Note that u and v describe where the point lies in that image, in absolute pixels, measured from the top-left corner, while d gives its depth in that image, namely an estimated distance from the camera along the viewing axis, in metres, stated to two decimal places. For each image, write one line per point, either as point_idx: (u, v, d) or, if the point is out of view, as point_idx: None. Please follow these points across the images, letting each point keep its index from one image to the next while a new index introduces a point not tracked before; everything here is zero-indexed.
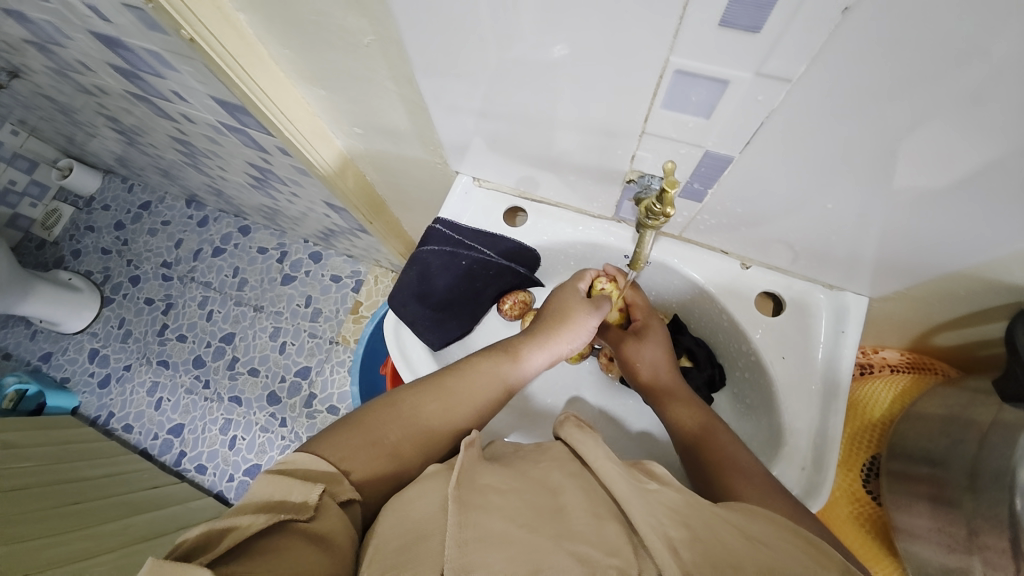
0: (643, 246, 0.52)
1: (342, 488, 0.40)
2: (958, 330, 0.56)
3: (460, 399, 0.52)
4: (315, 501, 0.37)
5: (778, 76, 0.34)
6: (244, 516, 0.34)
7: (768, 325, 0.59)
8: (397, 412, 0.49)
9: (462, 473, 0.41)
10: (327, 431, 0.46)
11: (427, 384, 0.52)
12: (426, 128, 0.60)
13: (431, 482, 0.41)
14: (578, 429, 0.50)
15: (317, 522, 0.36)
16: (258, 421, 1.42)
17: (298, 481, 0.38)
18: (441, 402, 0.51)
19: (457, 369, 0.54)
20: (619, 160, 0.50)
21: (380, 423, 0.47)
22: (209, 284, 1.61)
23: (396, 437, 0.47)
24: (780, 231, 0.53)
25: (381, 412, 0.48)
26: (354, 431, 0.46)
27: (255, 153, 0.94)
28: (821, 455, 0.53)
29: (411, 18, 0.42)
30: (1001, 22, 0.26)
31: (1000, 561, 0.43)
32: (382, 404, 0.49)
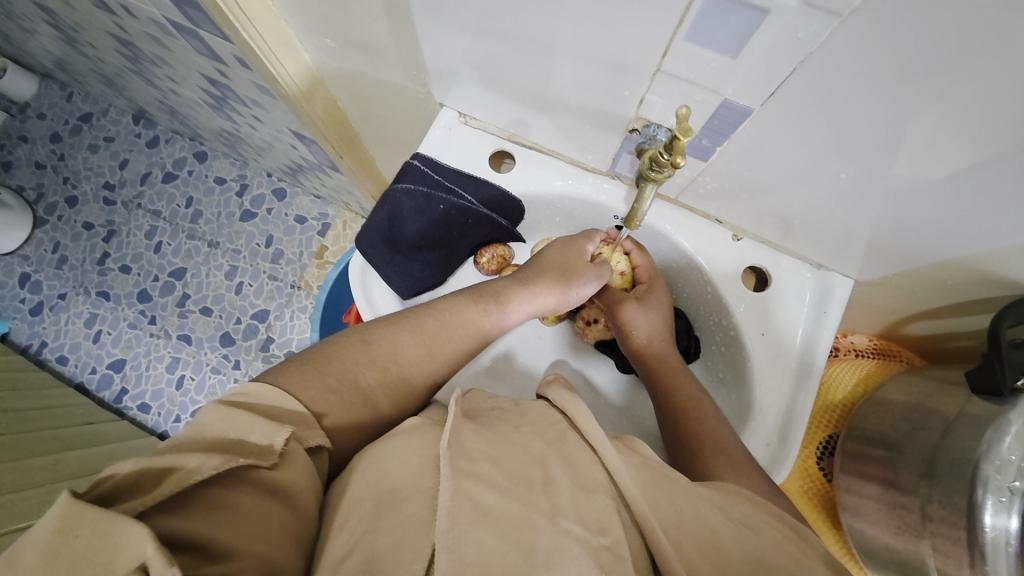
0: (640, 203, 0.48)
1: (311, 433, 0.36)
2: (933, 321, 0.56)
3: (440, 345, 0.48)
4: (280, 447, 0.32)
5: (827, 9, 0.29)
6: (192, 455, 0.30)
7: (751, 300, 0.57)
8: (373, 351, 0.45)
9: (454, 432, 0.38)
10: (291, 365, 0.41)
11: (407, 322, 0.48)
12: (411, 48, 0.53)
13: (416, 438, 0.38)
14: (567, 392, 0.48)
15: (281, 471, 0.32)
16: (209, 362, 1.35)
17: (262, 420, 0.33)
18: (422, 344, 0.47)
19: (439, 313, 0.50)
20: (624, 104, 0.45)
21: (355, 363, 0.43)
22: (158, 213, 1.47)
23: (372, 380, 0.43)
24: (781, 204, 0.51)
25: (354, 349, 0.44)
26: (325, 367, 0.41)
27: (211, 63, 0.83)
28: (787, 431, 0.53)
29: None
30: None
31: (951, 548, 0.44)
32: (359, 340, 0.45)
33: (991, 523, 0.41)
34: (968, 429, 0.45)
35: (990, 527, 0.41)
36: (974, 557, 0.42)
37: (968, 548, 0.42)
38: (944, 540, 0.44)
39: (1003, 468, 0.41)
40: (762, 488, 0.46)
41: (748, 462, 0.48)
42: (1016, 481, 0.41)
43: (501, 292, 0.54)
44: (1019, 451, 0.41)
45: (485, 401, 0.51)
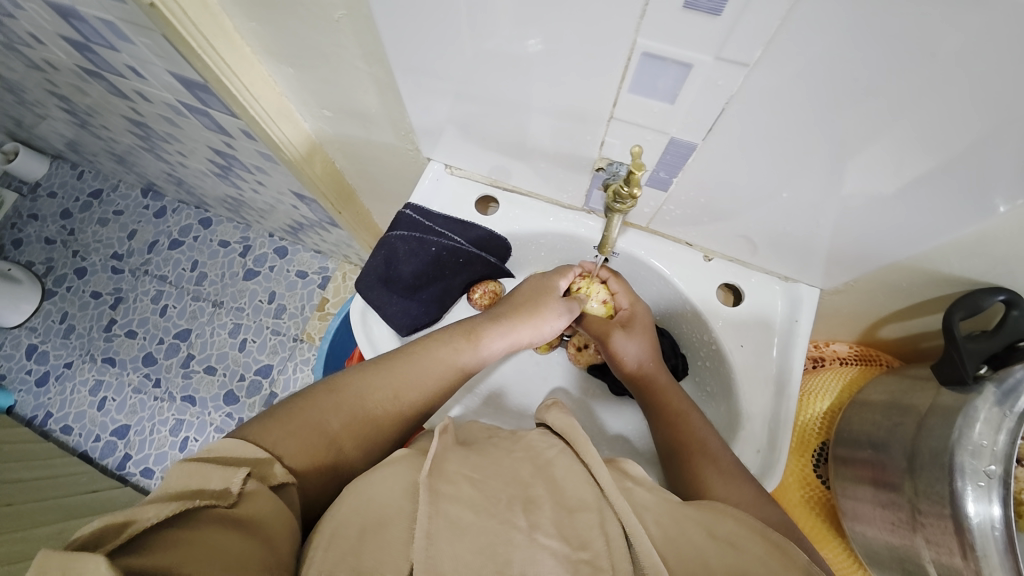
0: (610, 231, 0.53)
1: (274, 472, 0.38)
2: (901, 322, 0.60)
3: (408, 387, 0.51)
4: (237, 488, 0.35)
5: (737, 60, 0.35)
6: (147, 507, 0.31)
7: (727, 315, 0.61)
8: (338, 397, 0.47)
9: (434, 459, 0.40)
10: (258, 416, 0.43)
11: (371, 368, 0.51)
12: (399, 112, 0.59)
13: (401, 465, 0.41)
14: (561, 415, 0.51)
15: (243, 507, 0.34)
16: (213, 422, 1.36)
17: (218, 466, 0.36)
18: (387, 386, 0.50)
19: (408, 354, 0.53)
20: (588, 147, 0.51)
21: (320, 409, 0.46)
22: (165, 278, 1.53)
23: (337, 424, 0.46)
24: (741, 223, 0.55)
25: (322, 397, 0.47)
26: (289, 415, 0.44)
27: (217, 136, 0.91)
28: (775, 437, 0.55)
29: None
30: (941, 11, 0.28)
31: (941, 536, 0.46)
32: (324, 388, 0.48)
33: (975, 509, 0.43)
34: (941, 420, 0.47)
35: (976, 515, 0.43)
36: (964, 544, 0.43)
37: (956, 536, 0.44)
38: (935, 530, 0.46)
39: (977, 452, 0.44)
40: (750, 497, 0.48)
41: (741, 475, 0.50)
42: (992, 465, 0.43)
43: (473, 329, 0.57)
44: (989, 437, 0.44)
45: (482, 430, 0.53)
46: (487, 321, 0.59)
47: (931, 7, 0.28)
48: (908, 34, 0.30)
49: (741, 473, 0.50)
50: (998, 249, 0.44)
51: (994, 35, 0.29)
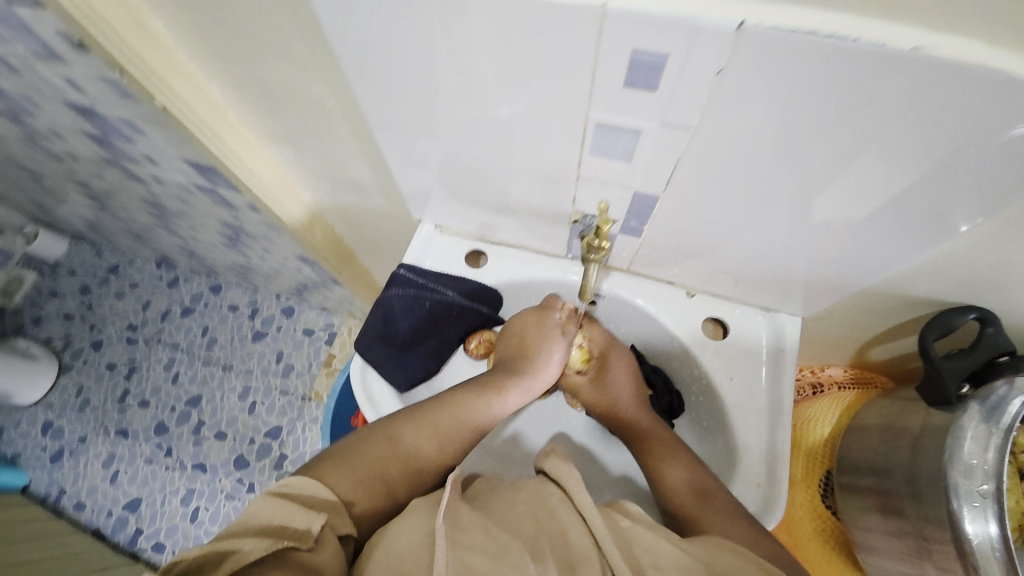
0: (588, 279, 0.56)
1: (341, 522, 0.40)
2: (888, 344, 0.61)
3: (453, 435, 0.53)
4: (316, 532, 0.37)
5: (679, 124, 0.39)
6: (246, 538, 0.35)
7: (715, 349, 0.62)
8: (396, 446, 0.49)
9: (450, 507, 0.41)
10: (325, 460, 0.46)
11: (424, 416, 0.53)
12: (389, 181, 0.64)
13: (417, 515, 0.41)
14: (560, 462, 0.51)
15: (316, 553, 0.36)
16: (224, 489, 1.35)
17: (302, 507, 0.38)
18: (438, 434, 0.52)
19: (453, 402, 0.55)
20: (563, 202, 0.55)
21: (379, 456, 0.48)
22: (176, 345, 1.57)
23: (394, 472, 0.48)
24: (716, 260, 0.58)
25: (378, 444, 0.49)
26: (355, 462, 0.46)
27: (225, 211, 0.97)
28: (773, 470, 0.55)
29: (368, 88, 0.47)
30: (851, 74, 0.32)
31: (949, 563, 0.45)
32: (383, 436, 0.50)
33: (973, 530, 0.43)
34: (932, 440, 0.48)
35: (976, 536, 0.43)
36: (969, 569, 0.43)
37: (961, 561, 0.44)
38: (942, 555, 0.46)
39: (967, 471, 0.44)
40: (745, 537, 0.48)
41: (738, 509, 0.51)
42: (984, 484, 0.43)
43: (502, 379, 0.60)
44: (978, 455, 0.44)
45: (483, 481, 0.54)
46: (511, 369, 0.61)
47: (842, 70, 0.32)
48: (828, 92, 0.34)
49: (739, 509, 0.51)
50: (960, 270, 0.46)
51: (903, 87, 0.32)
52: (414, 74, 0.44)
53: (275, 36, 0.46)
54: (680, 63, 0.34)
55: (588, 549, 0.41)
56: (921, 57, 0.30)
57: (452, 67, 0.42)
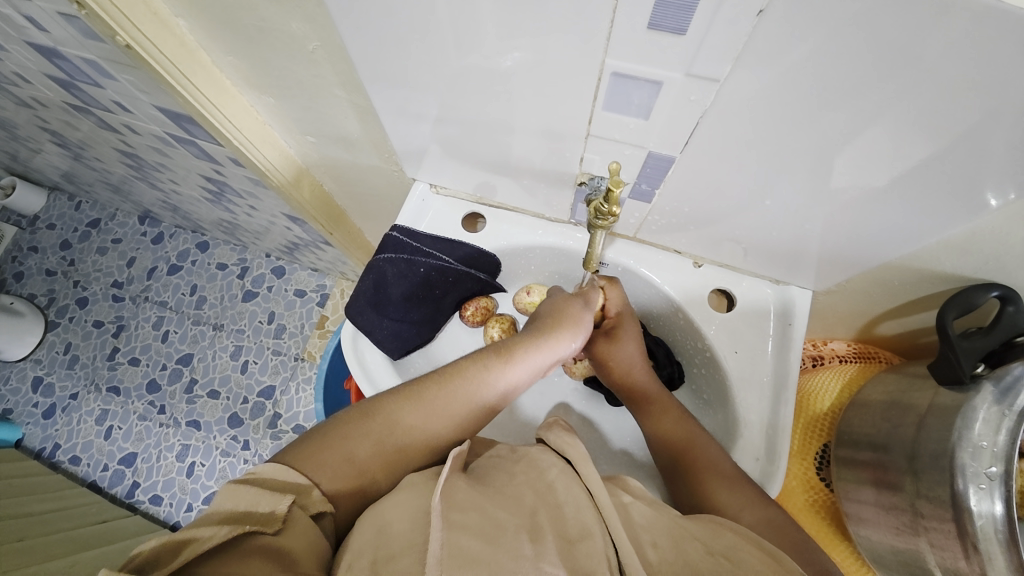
0: (595, 246, 0.53)
1: (314, 500, 0.39)
2: (899, 319, 0.59)
3: (443, 411, 0.49)
4: (283, 513, 0.36)
5: (706, 76, 0.35)
6: (206, 529, 0.34)
7: (721, 321, 0.60)
8: (374, 428, 0.46)
9: (445, 488, 0.40)
10: (296, 444, 0.44)
11: (404, 398, 0.49)
12: (380, 136, 0.60)
13: (409, 494, 0.41)
14: (566, 434, 0.51)
15: (282, 535, 0.35)
16: (219, 446, 1.36)
17: (265, 492, 0.37)
18: (425, 412, 0.48)
19: (440, 376, 0.51)
20: (569, 163, 0.51)
21: (357, 437, 0.45)
22: (165, 303, 1.54)
23: (372, 453, 0.45)
24: (728, 228, 0.55)
25: (356, 424, 0.46)
26: (330, 444, 0.43)
27: (207, 164, 0.91)
28: (773, 443, 0.54)
29: (354, 27, 0.42)
30: (915, 17, 0.28)
31: (946, 541, 0.45)
32: (362, 415, 0.47)
33: (977, 510, 0.42)
34: (938, 419, 0.47)
35: (978, 514, 0.42)
36: (967, 548, 0.43)
37: (960, 539, 0.44)
38: (939, 534, 0.46)
39: (977, 452, 0.43)
40: (758, 524, 0.46)
41: (736, 479, 0.50)
42: (993, 466, 0.43)
43: (504, 348, 0.55)
44: (988, 436, 0.43)
45: (488, 448, 0.53)
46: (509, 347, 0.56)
47: (895, 14, 0.28)
48: (881, 40, 0.30)
49: (739, 478, 0.50)
50: (989, 246, 0.44)
51: (955, 44, 0.28)
52: (407, 10, 0.39)
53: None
54: (713, 4, 0.30)
55: (589, 522, 0.39)
56: (990, 4, 0.26)
57: (451, 3, 0.37)
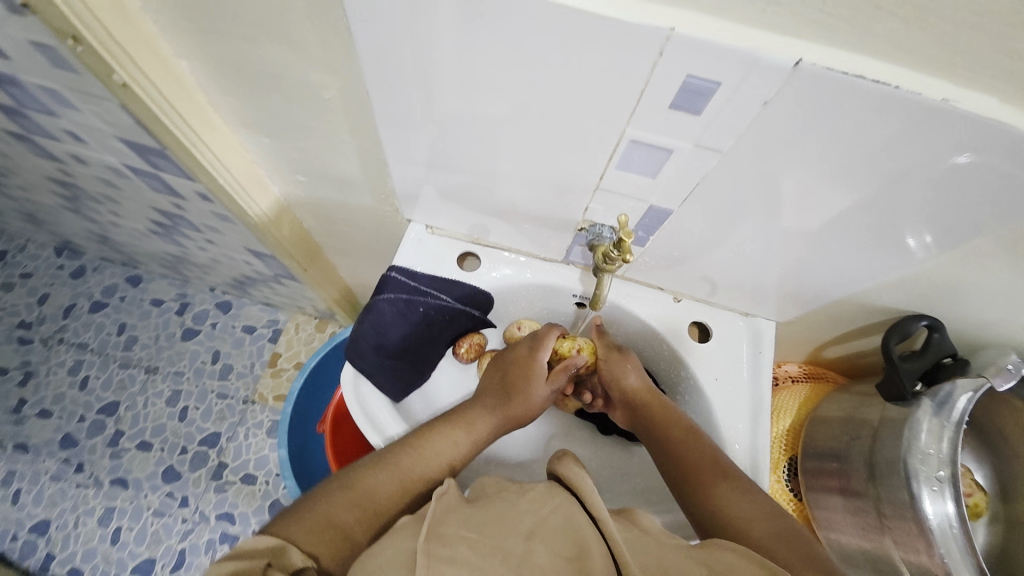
0: (602, 289, 0.57)
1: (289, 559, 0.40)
2: (844, 344, 0.68)
3: (418, 469, 0.52)
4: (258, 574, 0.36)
5: (711, 147, 0.41)
6: None
7: (701, 351, 0.66)
8: (354, 489, 0.48)
9: (433, 526, 0.41)
10: (279, 518, 0.45)
11: (381, 459, 0.52)
12: (380, 178, 0.61)
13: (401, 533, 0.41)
14: (571, 465, 0.52)
15: None
16: (152, 504, 1.21)
17: (244, 557, 0.38)
18: (400, 474, 0.51)
19: (414, 440, 0.55)
20: (572, 211, 0.55)
21: (338, 504, 0.47)
22: (86, 346, 1.37)
23: (351, 515, 0.46)
24: (707, 269, 0.61)
25: (338, 491, 0.48)
26: (315, 510, 0.45)
27: (166, 198, 0.86)
28: (756, 462, 0.60)
29: (385, 83, 0.44)
30: (885, 114, 0.35)
31: (907, 537, 0.51)
32: (343, 482, 0.49)
33: (933, 511, 0.50)
34: (891, 431, 0.54)
35: (933, 516, 0.49)
36: (928, 545, 0.49)
37: (923, 536, 0.50)
38: (901, 531, 0.52)
39: (928, 461, 0.51)
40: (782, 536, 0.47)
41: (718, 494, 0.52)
42: (941, 470, 0.50)
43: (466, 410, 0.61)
44: (935, 445, 0.51)
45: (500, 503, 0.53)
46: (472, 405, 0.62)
47: (871, 108, 0.35)
48: (853, 128, 0.37)
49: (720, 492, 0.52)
50: (921, 285, 0.53)
51: (899, 132, 0.36)
52: (444, 73, 0.41)
53: (281, 24, 0.41)
54: (730, 90, 0.36)
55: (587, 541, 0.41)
56: (947, 107, 0.33)
57: (487, 75, 0.40)
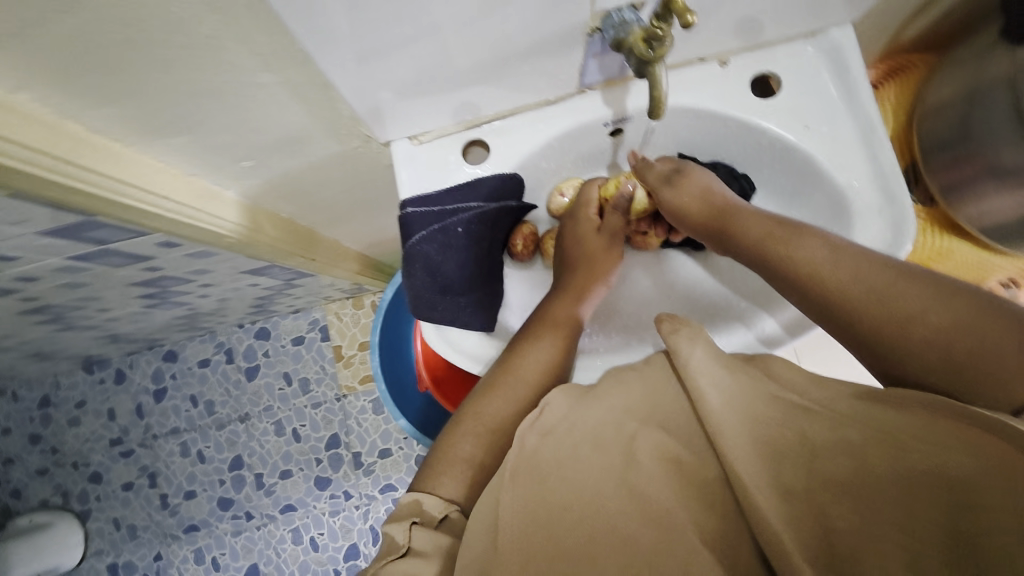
0: (659, 83, 0.43)
1: (433, 512, 0.44)
2: (926, 10, 0.55)
3: (519, 388, 0.52)
4: (404, 540, 0.41)
5: None
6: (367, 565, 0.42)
7: (775, 106, 0.55)
8: (474, 424, 0.50)
9: (529, 444, 0.44)
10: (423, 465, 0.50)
11: (486, 387, 0.53)
12: (331, 105, 0.48)
13: (506, 472, 0.43)
14: (678, 329, 0.49)
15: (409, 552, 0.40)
16: (324, 509, 1.29)
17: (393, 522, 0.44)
18: (508, 398, 0.52)
19: (508, 360, 0.54)
20: (577, 11, 0.42)
21: (460, 442, 0.50)
22: (178, 429, 1.38)
23: (471, 448, 0.49)
24: (751, 2, 0.48)
25: (461, 431, 0.50)
26: (449, 455, 0.49)
27: (135, 267, 0.76)
28: (887, 188, 0.52)
29: None
30: None
31: None
32: (462, 419, 0.52)
33: None
34: None
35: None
36: None
37: None
38: None
39: None
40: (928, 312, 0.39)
41: (814, 269, 0.44)
42: None
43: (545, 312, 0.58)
44: None
45: (662, 394, 0.46)
46: (547, 304, 0.59)
47: None
48: None
49: (814, 265, 0.45)
50: None
51: None
52: None
53: None
54: None
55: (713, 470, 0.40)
56: None
57: None
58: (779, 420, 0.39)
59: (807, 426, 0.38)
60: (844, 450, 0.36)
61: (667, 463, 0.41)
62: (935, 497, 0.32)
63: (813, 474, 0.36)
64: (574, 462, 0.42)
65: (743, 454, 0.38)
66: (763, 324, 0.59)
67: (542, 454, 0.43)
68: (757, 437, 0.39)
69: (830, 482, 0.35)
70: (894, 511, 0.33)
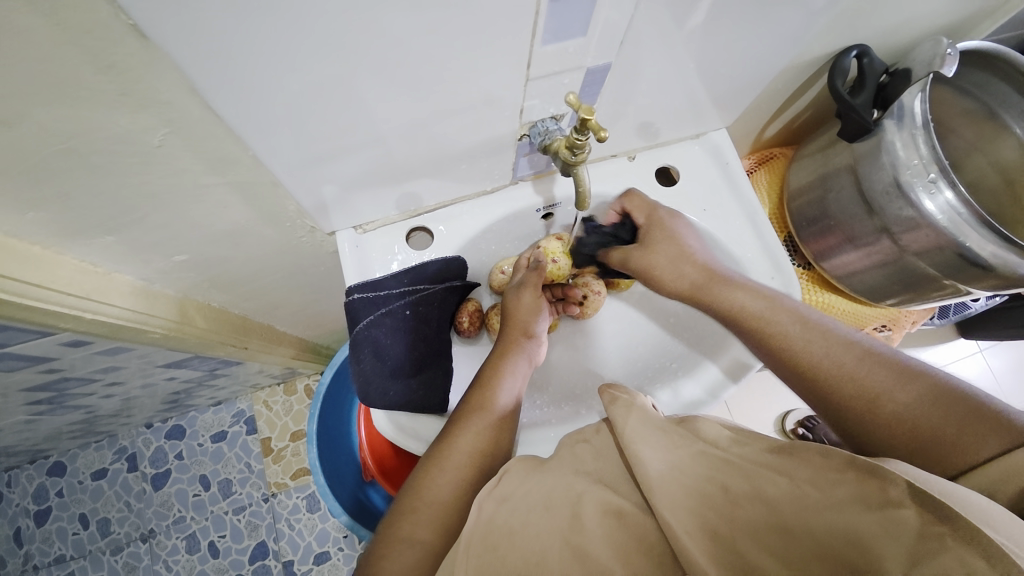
0: (582, 181, 0.50)
1: None
2: (780, 118, 0.69)
3: (467, 459, 0.50)
4: None
5: None
6: None
7: (677, 192, 0.64)
8: (422, 502, 0.48)
9: (483, 516, 0.42)
10: (368, 554, 0.47)
11: (429, 459, 0.51)
12: (274, 199, 0.49)
13: (460, 550, 0.40)
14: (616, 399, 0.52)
15: None
16: None
17: None
18: (454, 470, 0.50)
19: (451, 430, 0.53)
20: (507, 121, 0.49)
21: (407, 524, 0.47)
22: (61, 560, 1.14)
23: (421, 528, 0.46)
24: (649, 111, 0.57)
25: (408, 512, 0.48)
26: (396, 538, 0.46)
27: (29, 371, 0.67)
28: (775, 257, 0.61)
29: (222, 73, 0.32)
30: None
31: (924, 239, 0.55)
32: (408, 498, 0.49)
33: (938, 208, 0.52)
34: (870, 161, 0.57)
35: (940, 213, 0.52)
36: (945, 237, 0.53)
37: (938, 234, 0.53)
38: (918, 240, 0.56)
39: (916, 170, 0.53)
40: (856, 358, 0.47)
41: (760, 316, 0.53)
42: (931, 173, 0.52)
43: (485, 376, 0.58)
44: (915, 155, 0.53)
45: (609, 469, 0.46)
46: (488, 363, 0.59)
47: None
48: None
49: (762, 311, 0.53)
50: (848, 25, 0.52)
51: None
52: (304, 27, 0.31)
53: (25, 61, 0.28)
54: None
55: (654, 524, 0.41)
56: None
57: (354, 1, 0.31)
58: (703, 473, 0.40)
59: (727, 479, 0.39)
60: (755, 499, 0.36)
61: (610, 518, 0.40)
62: (833, 537, 0.32)
63: (730, 522, 0.35)
64: (528, 527, 0.40)
65: (672, 508, 0.37)
66: (687, 389, 0.64)
67: (496, 523, 0.41)
68: (686, 489, 0.39)
69: (749, 529, 0.35)
70: (803, 547, 0.32)
